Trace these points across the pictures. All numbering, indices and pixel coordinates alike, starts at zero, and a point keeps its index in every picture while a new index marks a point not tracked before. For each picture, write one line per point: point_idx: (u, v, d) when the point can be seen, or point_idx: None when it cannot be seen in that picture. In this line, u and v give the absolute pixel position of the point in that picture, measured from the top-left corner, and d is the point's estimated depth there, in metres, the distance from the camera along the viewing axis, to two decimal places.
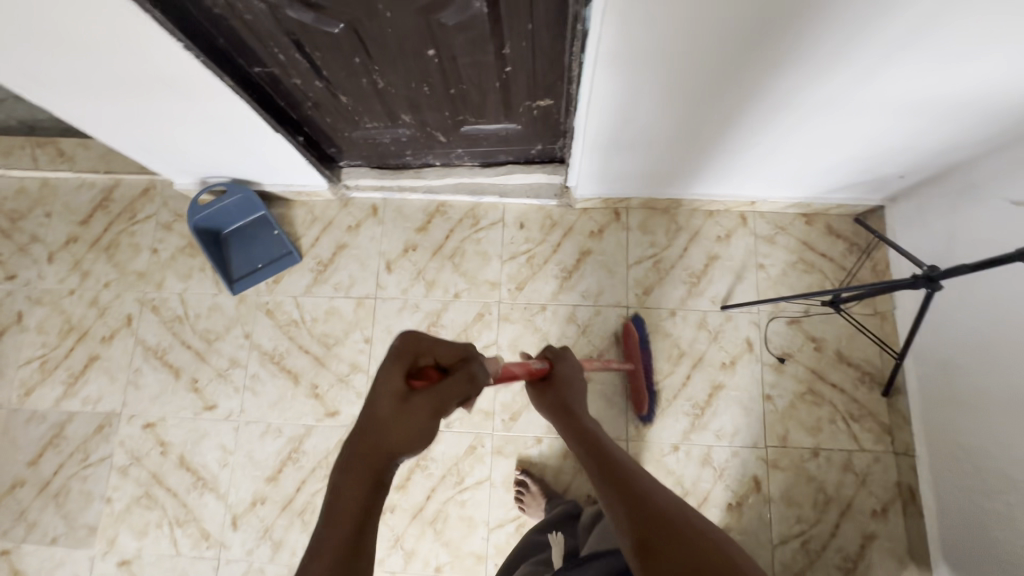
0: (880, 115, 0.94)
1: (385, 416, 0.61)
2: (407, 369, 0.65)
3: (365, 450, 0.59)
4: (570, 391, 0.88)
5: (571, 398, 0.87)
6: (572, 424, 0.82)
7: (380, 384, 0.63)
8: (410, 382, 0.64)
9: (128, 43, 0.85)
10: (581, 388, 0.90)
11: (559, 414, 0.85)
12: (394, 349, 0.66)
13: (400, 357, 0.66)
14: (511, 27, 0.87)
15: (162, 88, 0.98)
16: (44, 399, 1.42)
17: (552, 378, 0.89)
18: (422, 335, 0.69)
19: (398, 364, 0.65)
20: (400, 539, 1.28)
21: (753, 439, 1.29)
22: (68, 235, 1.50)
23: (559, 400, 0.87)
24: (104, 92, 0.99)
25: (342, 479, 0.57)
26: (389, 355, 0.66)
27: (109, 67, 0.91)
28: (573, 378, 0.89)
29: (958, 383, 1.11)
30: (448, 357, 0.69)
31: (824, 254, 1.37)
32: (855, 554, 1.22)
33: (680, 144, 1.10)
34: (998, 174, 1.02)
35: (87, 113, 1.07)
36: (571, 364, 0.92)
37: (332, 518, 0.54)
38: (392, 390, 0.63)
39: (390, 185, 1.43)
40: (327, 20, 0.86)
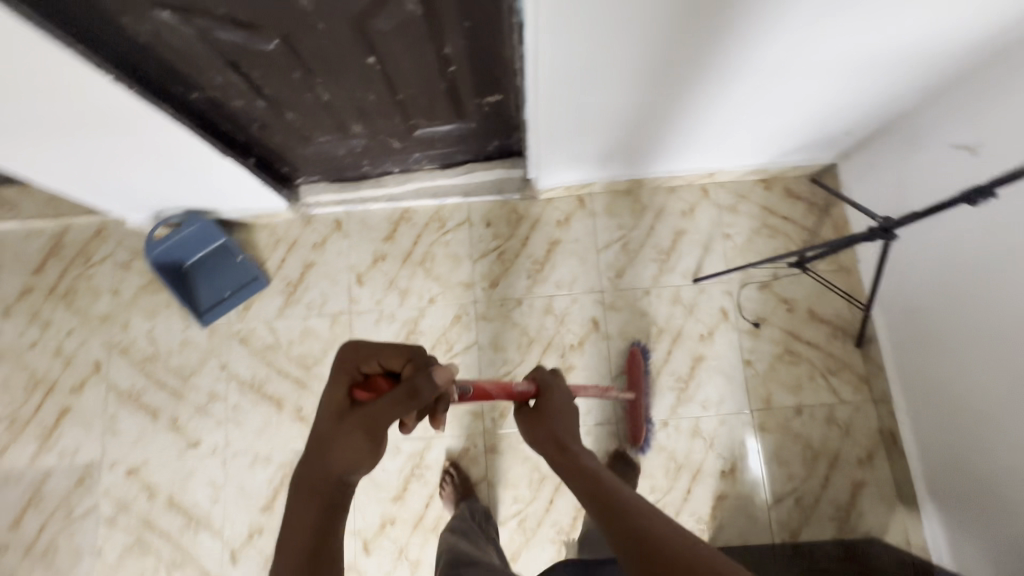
0: (817, 77, 0.96)
1: (325, 437, 0.67)
2: (350, 383, 0.72)
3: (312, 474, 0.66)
4: (559, 421, 0.83)
5: (560, 429, 0.82)
6: (566, 460, 0.75)
7: (325, 402, 0.71)
8: (352, 395, 0.70)
9: (56, 84, 0.82)
10: (571, 417, 0.85)
11: (553, 450, 0.79)
12: (336, 366, 0.73)
13: (343, 373, 0.72)
14: (447, 26, 0.86)
15: (101, 126, 0.95)
16: (18, 458, 1.37)
17: (541, 407, 0.86)
18: (364, 344, 0.73)
19: (343, 379, 0.72)
20: (404, 550, 1.28)
21: (739, 405, 1.31)
22: (22, 286, 1.45)
23: (547, 432, 0.81)
24: (40, 137, 0.95)
25: (297, 502, 0.65)
26: (333, 372, 0.72)
27: (41, 111, 0.87)
28: (563, 407, 0.85)
29: (924, 326, 1.16)
30: (393, 362, 0.73)
31: (786, 217, 1.40)
32: (847, 503, 1.25)
33: (634, 124, 1.11)
34: (938, 120, 1.06)
35: (26, 161, 1.02)
36: (562, 392, 0.89)
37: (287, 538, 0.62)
38: (334, 408, 0.70)
39: (351, 198, 1.42)
40: (259, 38, 0.84)
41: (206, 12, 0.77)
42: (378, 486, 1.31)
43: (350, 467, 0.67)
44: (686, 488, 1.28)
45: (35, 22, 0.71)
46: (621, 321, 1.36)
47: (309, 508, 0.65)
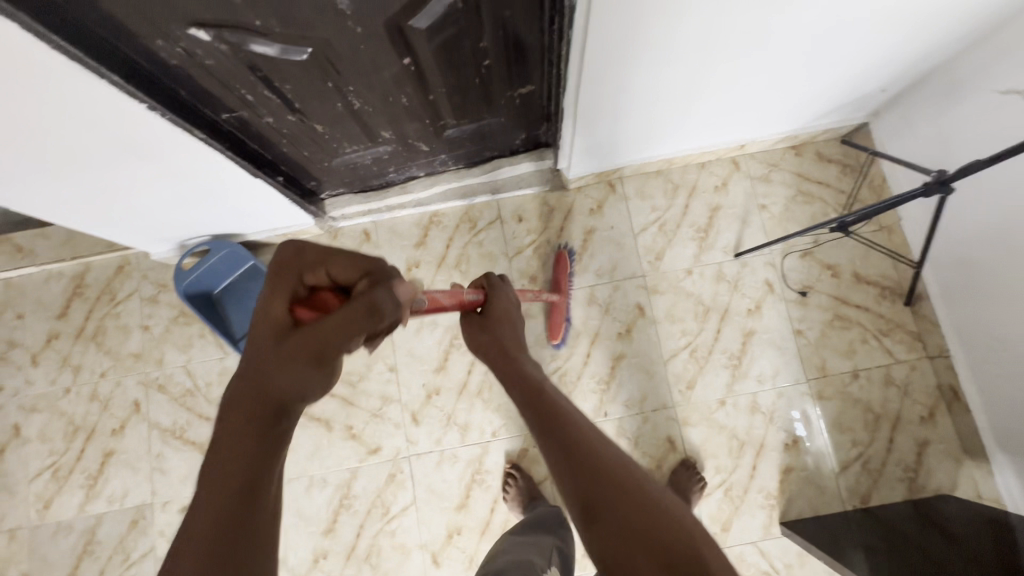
0: (860, 38, 0.94)
1: (263, 357, 0.55)
2: (291, 296, 0.60)
3: (247, 394, 0.54)
4: (503, 331, 0.79)
5: (506, 338, 0.78)
6: (507, 366, 0.74)
7: (261, 316, 0.58)
8: (296, 312, 0.59)
9: (73, 110, 0.77)
10: (516, 325, 0.81)
11: (493, 354, 0.76)
12: (274, 271, 0.61)
13: (281, 280, 0.60)
14: (486, 18, 0.83)
15: (122, 152, 0.89)
16: (66, 508, 1.34)
17: (486, 314, 0.81)
18: (308, 249, 0.62)
19: (282, 289, 0.59)
20: (474, 558, 1.26)
21: (795, 376, 1.30)
22: (49, 332, 1.41)
23: (491, 340, 0.78)
24: (56, 171, 0.89)
25: (225, 431, 0.52)
26: (270, 275, 0.61)
27: (57, 142, 0.82)
28: (507, 315, 0.80)
29: (977, 278, 1.13)
30: (343, 273, 0.62)
31: (820, 181, 1.38)
32: (914, 463, 1.24)
33: (674, 101, 1.07)
34: (978, 69, 1.03)
35: (46, 201, 0.97)
36: (507, 300, 0.82)
37: (217, 473, 0.50)
38: (273, 324, 0.58)
39: (378, 207, 1.39)
40: (292, 49, 0.80)
41: (240, 26, 0.74)
42: (439, 496, 1.29)
43: (292, 390, 0.55)
44: (751, 465, 1.27)
45: (68, 50, 0.68)
46: (667, 304, 1.35)
47: (243, 435, 0.52)
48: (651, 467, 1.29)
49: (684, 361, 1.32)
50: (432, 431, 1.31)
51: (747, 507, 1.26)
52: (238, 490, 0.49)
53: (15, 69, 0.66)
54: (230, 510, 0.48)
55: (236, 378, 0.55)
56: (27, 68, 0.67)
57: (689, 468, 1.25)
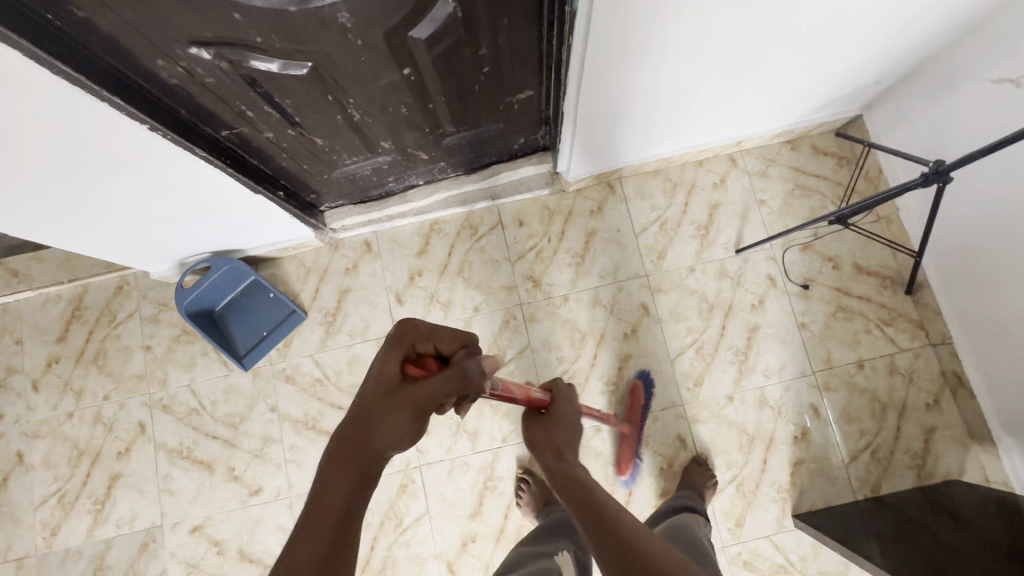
0: (855, 34, 0.95)
1: (370, 410, 0.59)
2: (403, 357, 0.62)
3: (351, 443, 0.58)
4: (563, 433, 0.79)
5: (564, 443, 0.78)
6: (560, 468, 0.73)
7: (375, 372, 0.61)
8: (405, 370, 0.61)
9: (58, 128, 0.74)
10: (576, 432, 0.81)
11: (549, 457, 0.76)
12: (393, 336, 0.63)
13: (398, 343, 0.62)
14: (486, 26, 0.83)
15: (105, 167, 0.86)
16: (74, 534, 1.32)
17: (549, 414, 0.81)
18: (424, 322, 0.64)
19: (397, 350, 0.62)
20: (490, 565, 1.25)
21: (800, 369, 1.31)
22: (49, 356, 1.39)
23: (548, 437, 0.78)
24: (35, 190, 0.85)
25: (329, 471, 0.57)
26: (388, 340, 0.63)
27: (50, 162, 0.80)
28: (570, 421, 0.81)
29: (977, 265, 1.14)
30: (449, 344, 0.63)
31: (817, 175, 1.39)
32: (922, 449, 1.26)
33: (672, 101, 1.08)
34: (970, 59, 1.05)
35: (29, 221, 0.93)
36: (572, 408, 0.84)
37: (317, 509, 0.55)
38: (384, 381, 0.60)
39: (378, 217, 1.39)
40: (293, 63, 0.80)
41: (240, 42, 0.73)
42: (453, 505, 1.28)
43: (391, 443, 0.59)
44: (761, 459, 1.28)
45: (68, 74, 0.68)
46: (671, 302, 1.35)
47: (344, 478, 0.56)
48: (663, 466, 1.29)
49: (690, 359, 1.33)
50: (442, 440, 1.31)
51: (760, 501, 1.27)
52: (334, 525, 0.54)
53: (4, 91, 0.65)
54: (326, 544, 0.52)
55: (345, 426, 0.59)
56: (8, 85, 0.64)
57: (701, 465, 1.25)
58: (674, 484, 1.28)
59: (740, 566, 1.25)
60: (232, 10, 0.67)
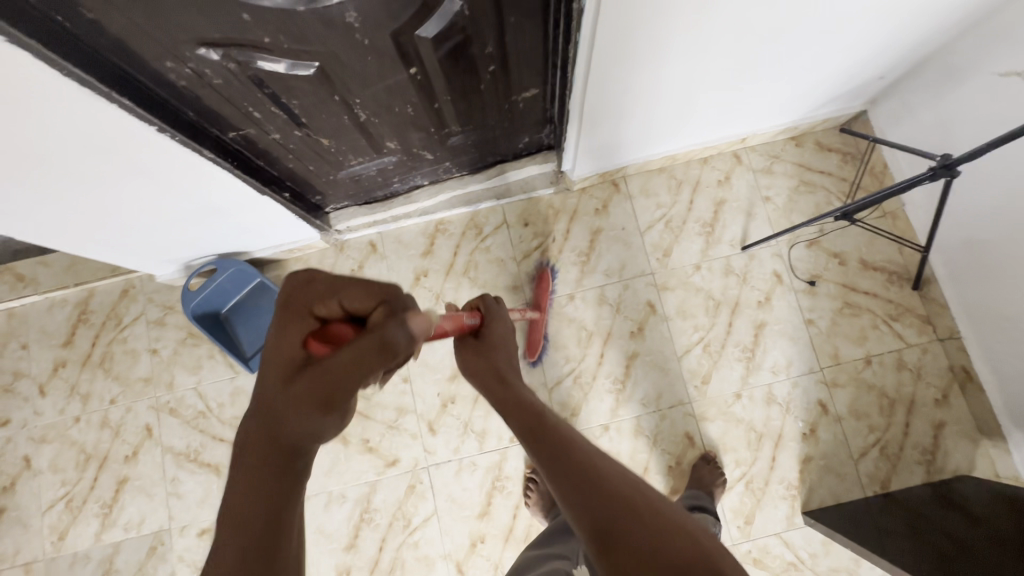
0: (860, 28, 0.95)
1: (272, 401, 0.55)
2: (304, 331, 0.58)
3: (259, 440, 0.54)
4: (501, 357, 0.72)
5: (503, 364, 0.71)
6: (506, 393, 0.66)
7: (274, 355, 0.57)
8: (307, 347, 0.57)
9: (65, 129, 0.74)
10: (512, 353, 0.75)
11: (490, 382, 0.68)
12: (284, 308, 0.59)
13: (294, 317, 0.58)
14: (493, 24, 0.83)
15: (111, 169, 0.85)
16: (82, 538, 1.32)
17: (484, 339, 0.73)
18: (318, 284, 0.60)
19: (295, 324, 0.58)
20: (499, 565, 1.25)
21: (808, 365, 1.31)
22: (55, 360, 1.39)
23: (487, 364, 0.70)
24: (40, 193, 0.85)
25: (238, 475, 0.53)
26: (280, 314, 0.59)
27: (55, 164, 0.79)
28: (507, 343, 0.74)
29: (985, 259, 1.14)
30: (358, 305, 0.59)
31: (822, 171, 1.39)
32: (931, 444, 1.25)
33: (677, 98, 1.08)
34: (975, 53, 1.04)
35: (35, 225, 0.92)
36: (504, 327, 0.76)
37: (234, 519, 0.50)
38: (285, 363, 0.56)
39: (383, 217, 1.39)
40: (300, 64, 0.80)
41: (249, 43, 0.73)
42: (461, 506, 1.28)
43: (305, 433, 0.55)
44: (770, 456, 1.28)
45: (80, 77, 0.68)
46: (678, 300, 1.35)
47: (258, 482, 0.52)
48: (671, 464, 1.28)
49: (698, 356, 1.33)
50: (449, 440, 1.31)
51: (769, 498, 1.26)
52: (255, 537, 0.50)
53: (13, 91, 0.65)
54: (249, 556, 0.48)
55: (249, 422, 0.55)
56: (19, 87, 0.65)
57: (710, 463, 1.25)
58: (683, 482, 1.27)
59: (751, 563, 1.24)
60: (241, 11, 0.67)
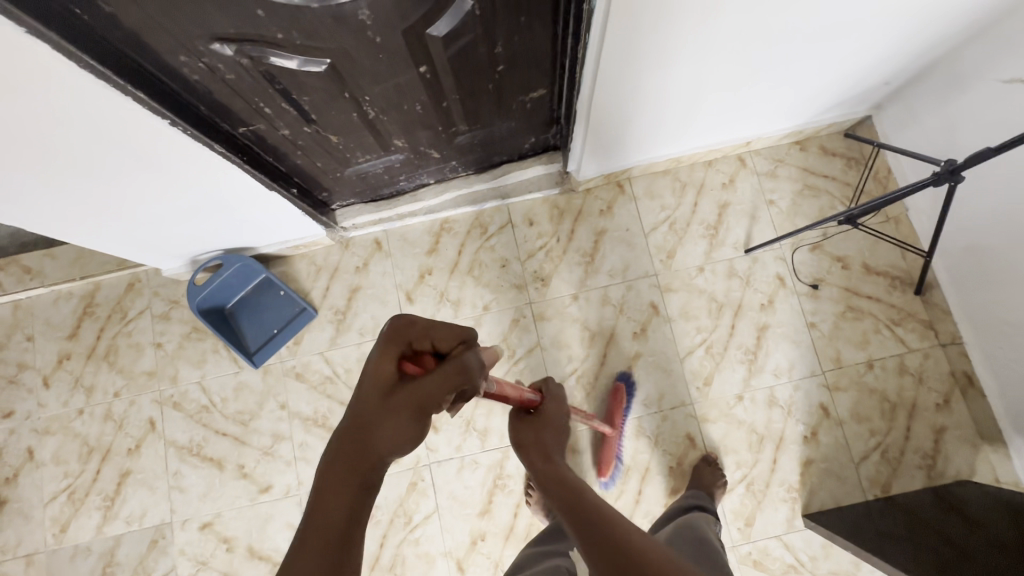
0: (869, 33, 0.95)
1: (369, 417, 0.58)
2: (399, 355, 0.61)
3: (349, 452, 0.57)
4: (550, 435, 0.75)
5: (552, 444, 0.74)
6: (550, 469, 0.70)
7: (370, 374, 0.60)
8: (402, 369, 0.60)
9: (79, 120, 0.74)
10: (563, 436, 0.78)
11: (535, 457, 0.72)
12: (385, 336, 0.62)
13: (392, 343, 0.61)
14: (502, 24, 0.84)
15: (118, 160, 0.85)
16: (84, 530, 1.32)
17: (538, 416, 0.77)
18: (418, 319, 0.63)
19: (392, 350, 0.61)
20: (500, 564, 1.25)
21: (810, 368, 1.31)
22: (60, 353, 1.40)
23: (535, 438, 0.74)
24: (45, 182, 0.85)
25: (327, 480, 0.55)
26: (381, 341, 0.62)
27: (68, 155, 0.80)
28: (559, 423, 0.77)
29: (988, 265, 1.15)
30: (446, 341, 0.63)
31: (826, 175, 1.40)
32: (932, 449, 1.25)
33: (685, 100, 1.08)
34: (980, 60, 1.05)
35: (38, 214, 0.92)
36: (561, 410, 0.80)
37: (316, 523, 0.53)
38: (381, 383, 0.60)
39: (389, 215, 1.40)
40: (312, 60, 0.80)
41: (263, 38, 0.74)
42: (462, 504, 1.28)
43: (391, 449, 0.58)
44: (771, 458, 1.28)
45: (94, 68, 0.68)
46: (681, 301, 1.36)
47: (343, 491, 0.55)
48: (672, 465, 1.29)
49: (700, 358, 1.33)
50: (452, 438, 1.31)
51: (769, 501, 1.27)
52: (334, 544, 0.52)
53: (29, 81, 0.65)
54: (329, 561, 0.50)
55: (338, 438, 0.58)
56: (32, 76, 0.65)
57: (711, 464, 1.25)
58: (683, 483, 1.28)
59: (750, 565, 1.25)
60: (256, 6, 0.68)
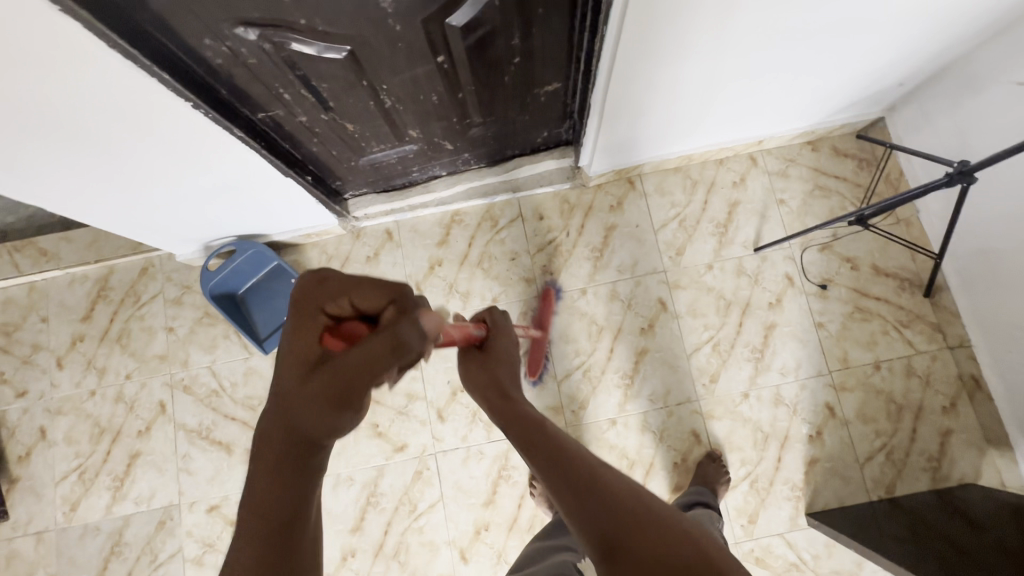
0: (887, 32, 0.95)
1: (288, 398, 0.53)
2: (319, 325, 0.57)
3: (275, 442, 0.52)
4: (506, 371, 0.73)
5: (505, 376, 0.72)
6: (507, 406, 0.66)
7: (290, 350, 0.56)
8: (325, 340, 0.57)
9: (108, 103, 0.76)
10: (518, 367, 0.75)
11: (492, 396, 0.69)
12: (300, 306, 0.58)
13: (308, 313, 0.57)
14: (520, 17, 0.85)
15: (131, 139, 0.85)
16: (93, 510, 1.34)
17: (488, 352, 0.74)
18: (329, 279, 0.59)
19: (309, 320, 0.57)
20: (503, 554, 1.26)
21: (817, 368, 1.32)
22: (73, 335, 1.42)
23: (490, 377, 0.71)
24: (55, 157, 0.84)
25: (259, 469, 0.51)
26: (295, 311, 0.58)
27: (91, 136, 0.81)
28: (512, 357, 0.75)
29: (998, 269, 1.14)
30: (369, 301, 0.60)
31: (837, 176, 1.40)
32: (938, 451, 1.25)
33: (698, 96, 1.08)
34: (995, 62, 1.05)
35: (46, 189, 0.92)
36: (510, 342, 0.77)
37: (253, 513, 0.49)
38: (300, 360, 0.55)
39: (400, 206, 1.41)
40: (332, 47, 0.82)
41: (287, 25, 0.75)
42: (466, 493, 1.29)
43: (321, 429, 0.53)
44: (776, 457, 1.29)
45: (123, 49, 0.69)
46: (689, 299, 1.36)
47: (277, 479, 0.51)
48: (676, 461, 1.29)
49: (707, 355, 1.34)
50: (457, 428, 1.32)
51: (773, 499, 1.27)
52: (275, 533, 0.48)
53: (62, 60, 0.67)
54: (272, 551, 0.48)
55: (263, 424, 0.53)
56: (64, 55, 0.66)
57: (715, 461, 1.25)
58: (687, 479, 1.28)
59: (753, 563, 1.25)
60: None
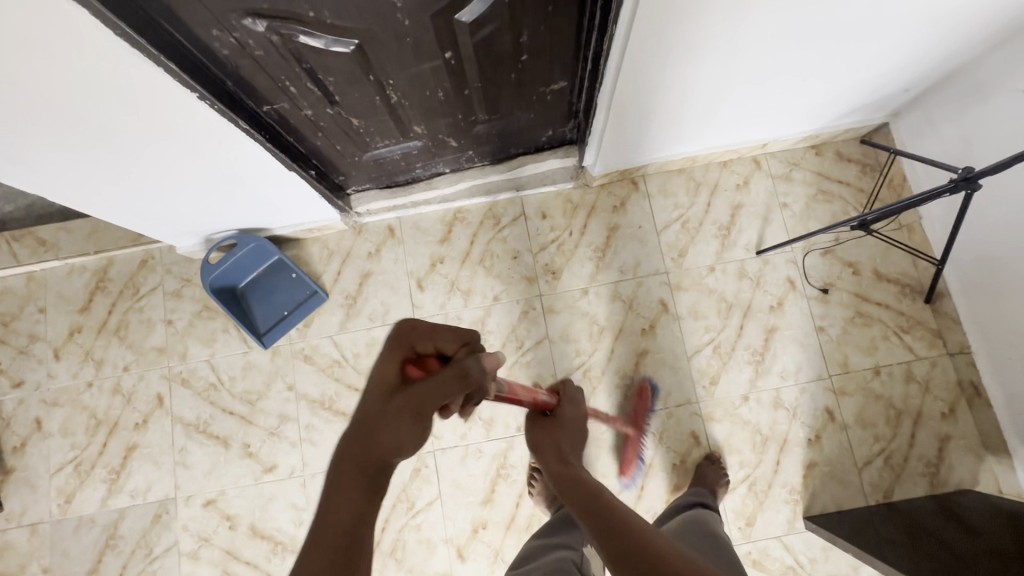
0: (896, 37, 0.95)
1: (370, 418, 0.59)
2: (404, 358, 0.65)
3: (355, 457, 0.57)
4: (565, 439, 0.84)
5: (566, 441, 0.84)
6: (564, 471, 0.77)
7: (374, 376, 0.63)
8: (406, 371, 0.64)
9: (112, 92, 0.75)
10: (578, 438, 0.87)
11: (552, 460, 0.80)
12: (390, 341, 0.65)
13: (395, 348, 0.65)
14: (529, 14, 0.84)
15: (136, 130, 0.85)
16: (88, 502, 1.33)
17: (554, 420, 0.87)
18: (421, 323, 0.67)
19: (396, 354, 0.64)
20: (500, 553, 1.26)
21: (817, 372, 1.32)
22: (71, 326, 1.41)
23: (549, 444, 0.83)
24: (69, 150, 0.85)
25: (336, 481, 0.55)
26: (386, 345, 0.65)
27: (94, 124, 0.80)
28: (574, 427, 0.87)
29: (1000, 275, 1.14)
30: (450, 344, 0.68)
31: (840, 181, 1.40)
32: (936, 457, 1.26)
33: (706, 99, 1.09)
34: (1001, 70, 1.05)
35: (50, 179, 0.91)
36: (576, 411, 0.90)
37: (327, 521, 0.52)
38: (383, 387, 0.62)
39: (403, 203, 1.41)
40: (339, 41, 0.81)
41: (297, 18, 0.75)
42: (465, 491, 1.29)
43: (396, 447, 0.58)
44: (775, 460, 1.29)
45: (131, 38, 0.69)
46: (691, 300, 1.36)
47: (352, 493, 0.54)
48: (675, 462, 1.29)
49: (707, 357, 1.34)
50: (457, 426, 1.32)
51: (771, 501, 1.27)
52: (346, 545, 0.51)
53: (68, 47, 0.66)
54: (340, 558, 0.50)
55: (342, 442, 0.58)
56: (70, 41, 0.65)
57: (714, 463, 1.26)
58: (686, 481, 1.28)
59: (750, 565, 1.25)
60: None
